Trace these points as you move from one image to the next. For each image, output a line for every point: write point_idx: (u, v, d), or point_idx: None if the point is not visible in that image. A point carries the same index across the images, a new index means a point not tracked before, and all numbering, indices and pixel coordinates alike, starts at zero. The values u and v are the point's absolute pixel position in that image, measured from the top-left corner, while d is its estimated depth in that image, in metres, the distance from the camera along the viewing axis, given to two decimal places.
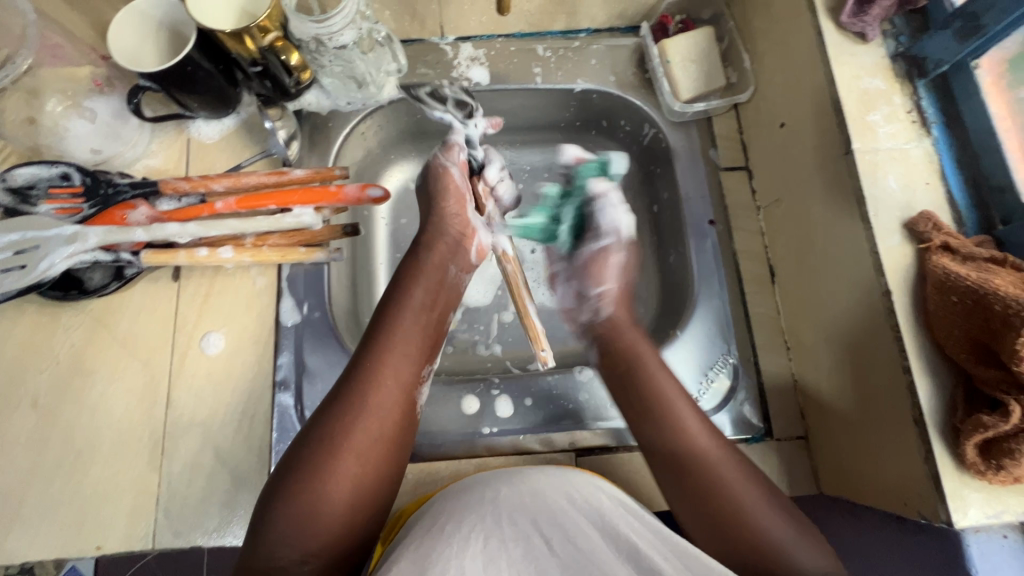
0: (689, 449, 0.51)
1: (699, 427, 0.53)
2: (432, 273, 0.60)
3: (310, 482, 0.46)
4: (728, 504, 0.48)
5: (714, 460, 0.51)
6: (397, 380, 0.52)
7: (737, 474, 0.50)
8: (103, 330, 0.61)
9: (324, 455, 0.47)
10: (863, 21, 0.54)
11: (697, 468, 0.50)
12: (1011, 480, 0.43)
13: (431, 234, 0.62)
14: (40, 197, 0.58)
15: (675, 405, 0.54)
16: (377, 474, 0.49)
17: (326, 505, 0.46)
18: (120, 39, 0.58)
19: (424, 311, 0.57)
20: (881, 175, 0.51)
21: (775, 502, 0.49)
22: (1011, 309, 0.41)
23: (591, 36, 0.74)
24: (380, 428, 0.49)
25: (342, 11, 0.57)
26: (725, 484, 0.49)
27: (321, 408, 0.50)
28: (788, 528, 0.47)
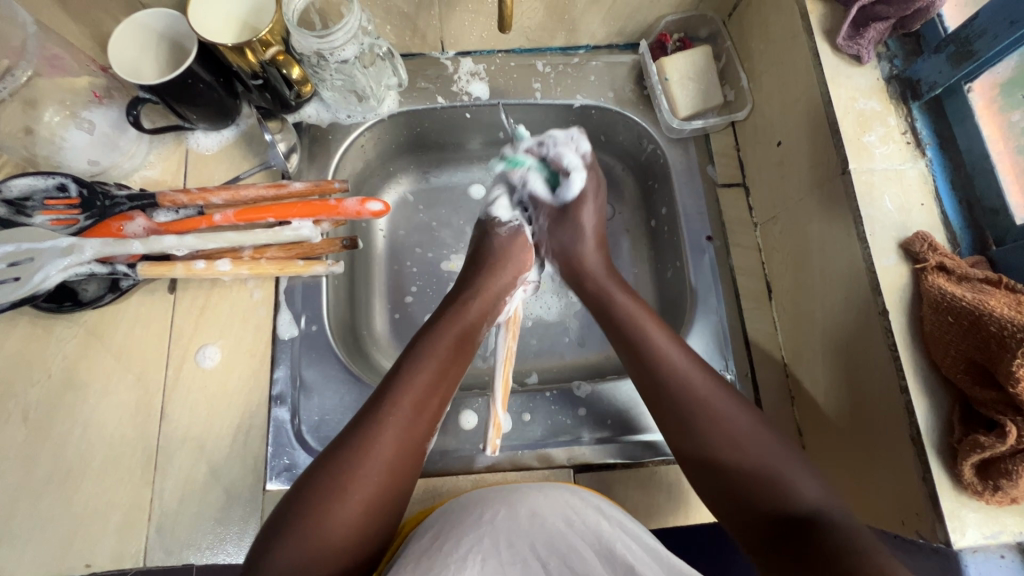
0: (686, 391, 0.53)
1: (700, 376, 0.54)
2: (460, 325, 0.59)
3: (318, 515, 0.45)
4: (726, 449, 0.50)
5: (713, 405, 0.52)
6: (417, 421, 0.52)
7: (738, 418, 0.52)
8: (97, 343, 0.60)
9: (334, 489, 0.46)
10: (858, 44, 0.55)
11: (694, 412, 0.52)
12: (1008, 501, 0.43)
13: (478, 284, 0.63)
14: (36, 208, 0.57)
15: (675, 361, 0.55)
16: (385, 504, 0.49)
17: (333, 541, 0.45)
18: (120, 49, 0.58)
19: (448, 362, 0.57)
20: (877, 196, 0.52)
21: (777, 444, 0.50)
22: (1007, 331, 0.42)
23: (590, 53, 0.75)
24: (394, 467, 0.49)
25: (344, 27, 0.57)
26: (721, 432, 0.51)
27: (335, 446, 0.50)
28: (788, 465, 0.49)
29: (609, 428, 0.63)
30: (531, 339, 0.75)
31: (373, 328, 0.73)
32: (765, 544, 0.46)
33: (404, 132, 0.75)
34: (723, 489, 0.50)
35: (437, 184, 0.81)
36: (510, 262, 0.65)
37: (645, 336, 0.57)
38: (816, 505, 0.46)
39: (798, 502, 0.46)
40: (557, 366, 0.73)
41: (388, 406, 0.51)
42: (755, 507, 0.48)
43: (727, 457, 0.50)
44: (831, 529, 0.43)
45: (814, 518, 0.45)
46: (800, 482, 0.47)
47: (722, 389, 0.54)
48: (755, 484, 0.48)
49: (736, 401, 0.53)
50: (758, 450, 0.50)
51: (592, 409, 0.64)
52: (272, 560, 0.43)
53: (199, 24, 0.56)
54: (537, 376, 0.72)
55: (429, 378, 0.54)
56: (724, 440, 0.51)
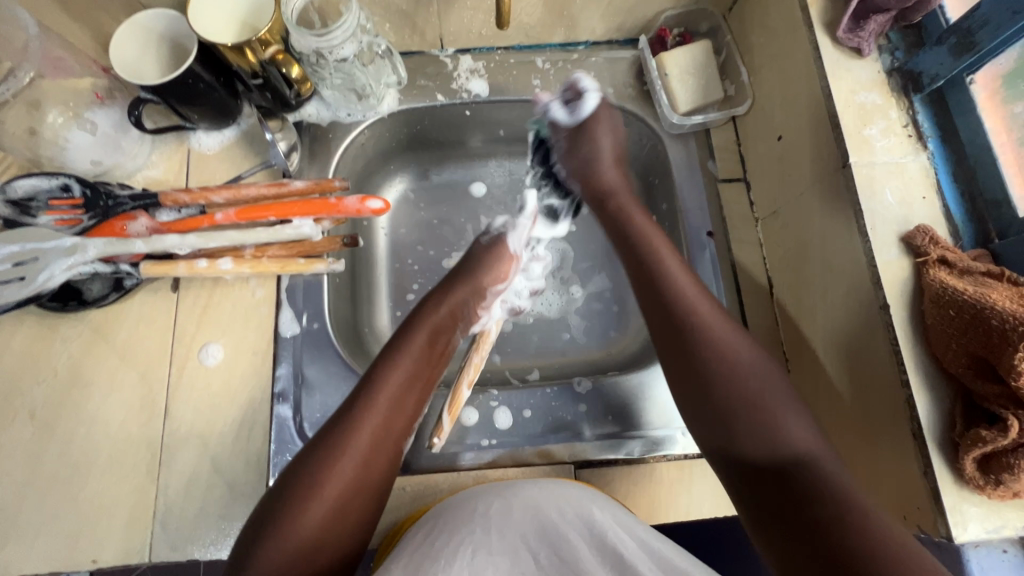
0: (694, 316, 0.54)
1: (708, 307, 0.55)
2: (433, 319, 0.60)
3: (289, 517, 0.45)
4: (723, 378, 0.51)
5: (715, 338, 0.53)
6: (393, 410, 0.53)
7: (741, 355, 0.52)
8: (100, 341, 0.61)
9: (304, 493, 0.46)
10: (858, 36, 0.55)
11: (693, 342, 0.53)
12: (1010, 495, 0.43)
13: (447, 288, 0.63)
14: (40, 209, 0.58)
15: (688, 299, 0.55)
16: (358, 505, 0.49)
17: (308, 529, 0.45)
18: (123, 51, 0.59)
19: (427, 355, 0.57)
20: (878, 189, 0.51)
21: (776, 385, 0.51)
22: (1008, 324, 0.41)
23: (590, 49, 0.75)
24: (370, 454, 0.50)
25: (343, 26, 0.57)
26: (721, 364, 0.52)
27: (315, 438, 0.50)
28: (781, 407, 0.49)
29: (610, 425, 0.63)
30: (532, 336, 0.75)
31: (375, 325, 0.73)
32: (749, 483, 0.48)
33: (404, 131, 0.75)
34: (709, 421, 0.51)
35: (438, 181, 0.81)
36: (480, 268, 0.64)
37: (660, 272, 0.58)
38: (804, 449, 0.47)
39: (785, 444, 0.47)
40: (559, 363, 0.73)
41: (358, 410, 0.51)
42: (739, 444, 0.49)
43: (720, 392, 0.51)
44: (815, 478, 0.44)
45: (799, 463, 0.46)
46: (793, 425, 0.48)
47: (731, 326, 0.54)
48: (746, 417, 0.49)
49: (740, 338, 0.53)
50: (755, 384, 0.51)
51: (593, 406, 0.64)
52: (254, 561, 0.44)
53: (198, 25, 0.57)
54: (539, 372, 0.72)
55: (401, 381, 0.54)
56: (721, 370, 0.52)
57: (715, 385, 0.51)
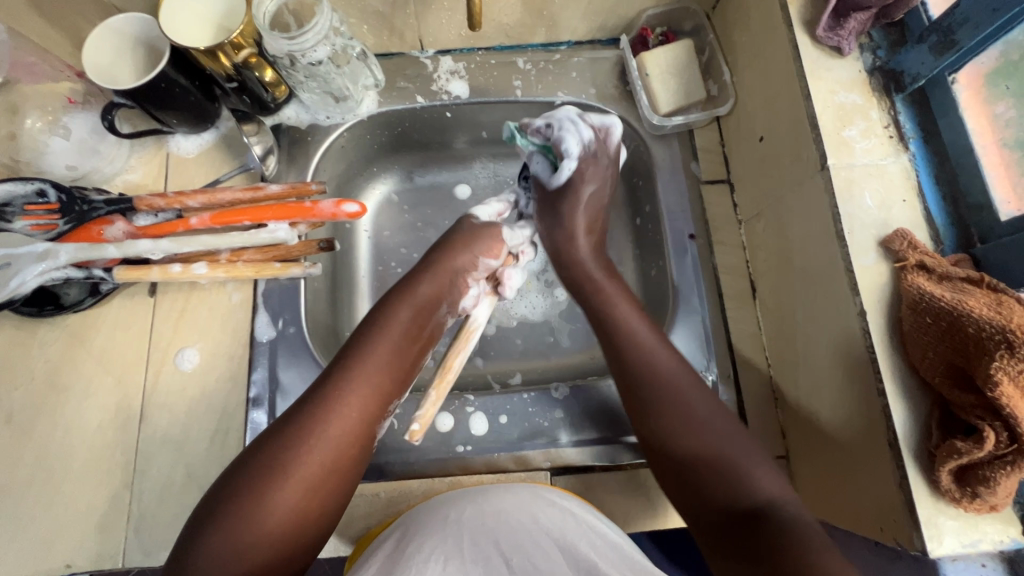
0: (656, 374, 0.54)
1: (671, 363, 0.55)
2: (422, 300, 0.59)
3: (255, 494, 0.45)
4: (690, 435, 0.50)
5: (678, 392, 0.53)
6: (366, 400, 0.51)
7: (705, 412, 0.51)
8: (78, 346, 0.59)
9: (272, 469, 0.46)
10: (838, 35, 0.53)
11: (660, 398, 0.53)
12: (987, 508, 0.41)
13: (440, 262, 0.61)
14: (15, 214, 0.57)
15: (643, 334, 0.56)
16: (329, 483, 0.48)
17: (269, 521, 0.44)
18: (95, 53, 0.59)
19: (406, 342, 0.56)
20: (857, 192, 0.50)
21: (739, 439, 0.50)
22: (984, 332, 0.41)
23: (572, 49, 0.74)
24: (337, 445, 0.49)
25: (313, 28, 0.56)
26: (684, 422, 0.51)
27: (278, 426, 0.49)
28: (745, 456, 0.49)
29: (587, 430, 0.62)
30: (515, 339, 0.74)
31: None
32: (714, 530, 0.46)
33: (385, 133, 0.75)
34: (677, 474, 0.50)
35: (422, 183, 0.80)
36: (469, 242, 0.63)
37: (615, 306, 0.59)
38: (770, 498, 0.46)
39: (751, 494, 0.46)
40: (540, 368, 0.72)
41: (335, 388, 0.51)
42: (703, 494, 0.48)
43: (686, 449, 0.50)
44: (781, 522, 0.43)
45: (762, 509, 0.45)
46: (759, 475, 0.47)
47: (693, 380, 0.54)
48: (713, 472, 0.48)
49: (703, 394, 0.53)
50: (719, 436, 0.50)
51: (570, 411, 0.63)
52: (205, 549, 0.42)
53: (171, 31, 0.56)
54: (520, 376, 0.72)
55: (377, 360, 0.54)
56: (688, 426, 0.51)
57: (681, 441, 0.51)
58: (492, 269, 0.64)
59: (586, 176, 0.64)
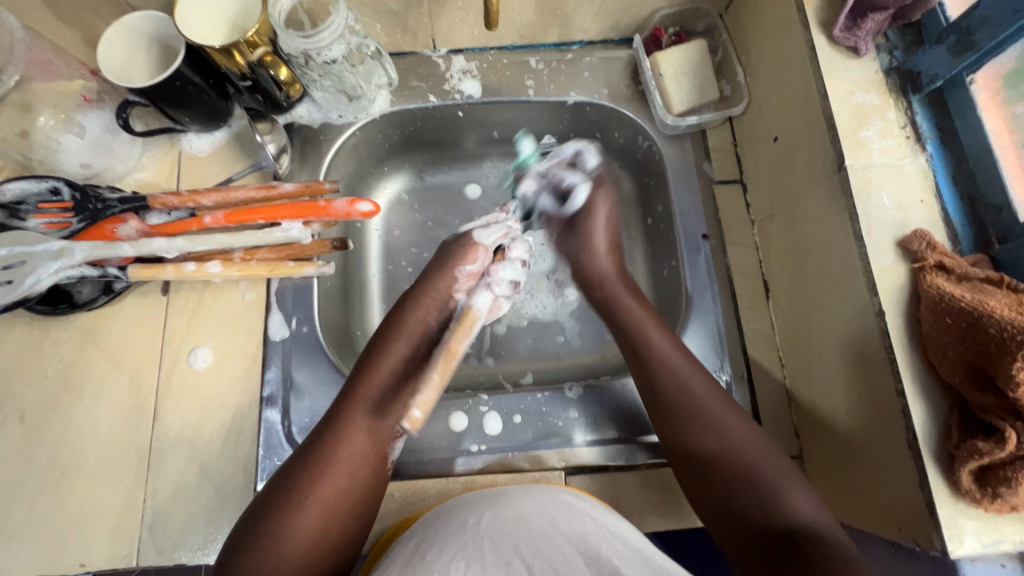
0: (688, 398, 0.54)
1: (703, 384, 0.55)
2: (416, 323, 0.59)
3: (273, 529, 0.47)
4: (725, 456, 0.51)
5: (710, 413, 0.53)
6: (373, 424, 0.53)
7: (738, 433, 0.52)
8: (91, 344, 0.61)
9: (286, 504, 0.48)
10: (856, 35, 0.53)
11: (693, 421, 0.53)
12: (1008, 509, 0.41)
13: (422, 284, 0.62)
14: (30, 212, 0.58)
15: (671, 361, 0.56)
16: (351, 513, 0.50)
17: (293, 544, 0.47)
18: (109, 52, 0.58)
19: (408, 363, 0.57)
20: (875, 192, 0.50)
21: (774, 460, 0.50)
22: (1006, 333, 0.40)
23: (584, 48, 0.74)
24: (353, 467, 0.51)
25: (331, 27, 0.57)
26: (717, 445, 0.52)
27: (295, 456, 0.52)
28: (780, 476, 0.49)
29: (602, 430, 0.62)
30: (526, 339, 0.74)
31: (368, 327, 0.73)
32: (752, 554, 0.47)
33: (397, 132, 0.75)
34: (713, 497, 0.51)
35: (433, 183, 0.80)
36: (445, 258, 0.63)
37: (644, 332, 0.59)
38: (807, 520, 0.47)
39: (787, 517, 0.47)
40: (552, 367, 0.72)
41: (340, 415, 0.53)
42: (738, 516, 0.49)
43: (721, 471, 0.51)
44: (818, 546, 0.44)
45: (798, 531, 0.46)
46: (795, 496, 0.48)
47: (725, 402, 0.54)
48: (749, 494, 0.49)
49: (736, 416, 0.53)
50: (754, 457, 0.51)
51: (584, 411, 0.63)
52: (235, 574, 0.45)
53: (184, 27, 0.56)
54: (532, 376, 0.72)
55: (375, 390, 0.54)
56: (721, 447, 0.52)
57: (715, 467, 0.51)
58: (474, 273, 0.63)
59: (597, 201, 0.68)
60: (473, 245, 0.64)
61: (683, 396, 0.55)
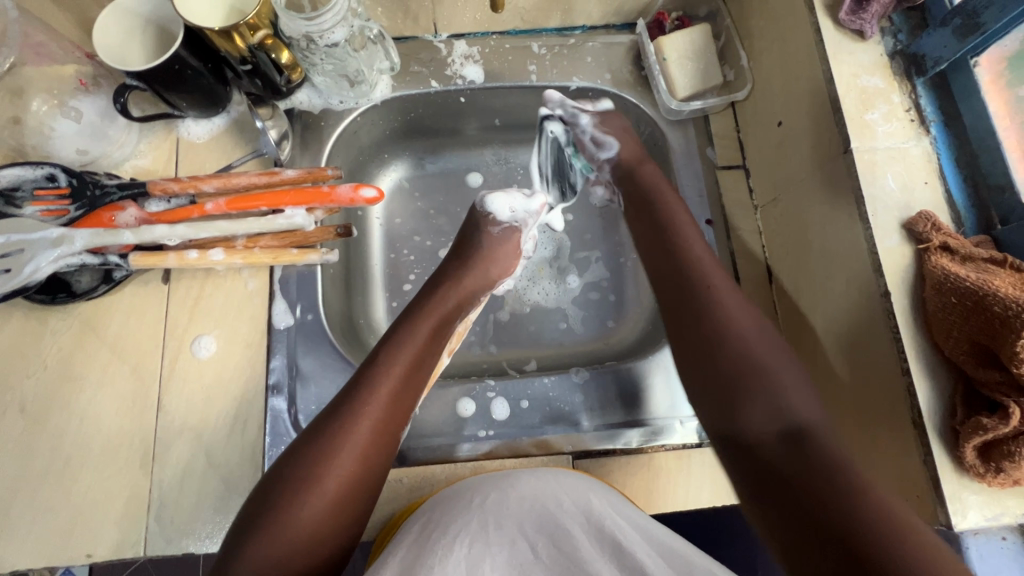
0: (704, 287, 0.55)
1: (718, 277, 0.56)
2: (441, 305, 0.60)
3: (288, 506, 0.45)
4: (737, 354, 0.51)
5: (728, 308, 0.54)
6: (392, 403, 0.52)
7: (753, 328, 0.52)
8: (91, 334, 0.60)
9: (302, 483, 0.46)
10: (861, 18, 0.54)
11: (707, 306, 0.54)
12: (1010, 483, 0.43)
13: (455, 275, 0.63)
14: (26, 199, 0.57)
15: (693, 248, 0.58)
16: (362, 493, 0.49)
17: (303, 528, 0.45)
18: (105, 35, 0.57)
19: (428, 347, 0.57)
20: (880, 174, 0.51)
21: (785, 362, 0.50)
22: (1010, 311, 0.41)
23: (587, 33, 0.73)
24: (366, 427, 0.49)
25: (333, 9, 0.56)
26: (734, 337, 0.52)
27: (302, 438, 0.49)
28: (784, 380, 0.49)
29: (608, 413, 0.63)
30: (529, 326, 0.74)
31: (371, 316, 0.73)
32: (740, 447, 0.48)
33: (398, 118, 0.74)
34: (716, 392, 0.51)
35: (433, 170, 0.80)
36: (491, 259, 0.65)
37: (671, 228, 0.60)
38: (808, 422, 0.46)
39: (790, 414, 0.47)
40: (557, 355, 0.72)
41: (357, 395, 0.51)
42: (743, 420, 0.48)
43: (730, 360, 0.51)
44: (819, 446, 0.44)
45: (805, 432, 0.45)
46: (796, 399, 0.48)
47: (738, 295, 0.55)
48: (750, 385, 0.49)
49: (750, 310, 0.54)
50: (764, 356, 0.51)
51: (591, 395, 0.63)
52: (241, 558, 0.43)
53: (192, 20, 0.54)
54: (536, 363, 0.72)
55: (402, 370, 0.53)
56: (742, 352, 0.51)
57: (726, 354, 0.51)
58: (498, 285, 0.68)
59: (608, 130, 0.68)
60: (517, 245, 0.67)
61: (697, 269, 0.57)
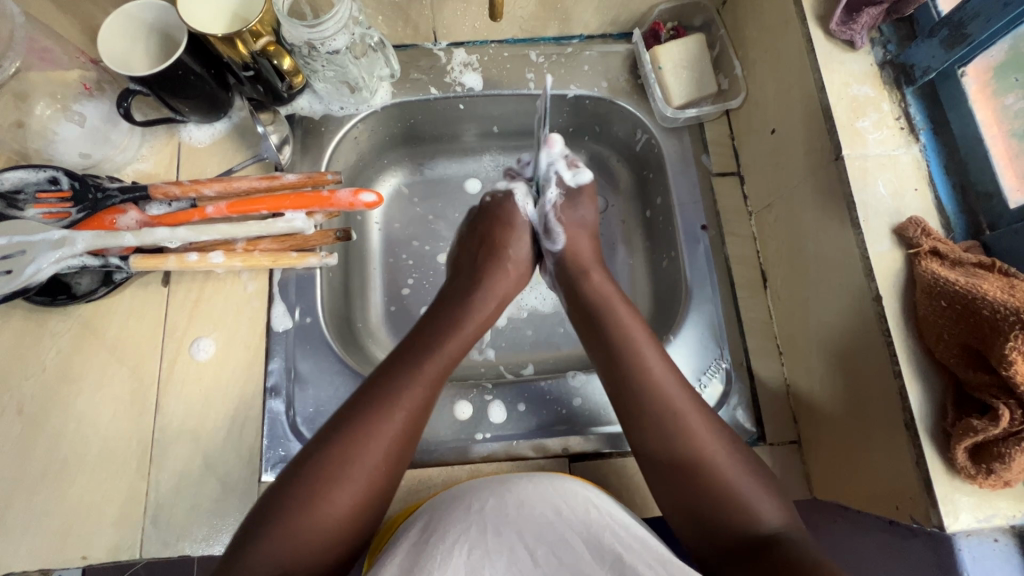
0: (649, 391, 0.53)
1: (661, 372, 0.54)
2: (474, 307, 0.62)
3: (318, 492, 0.45)
4: (693, 459, 0.50)
5: (677, 408, 0.52)
6: (427, 398, 0.52)
7: (700, 425, 0.51)
8: (90, 336, 0.60)
9: (333, 470, 0.46)
10: (852, 29, 0.55)
11: (655, 410, 0.52)
12: (1001, 484, 0.43)
13: (482, 276, 0.64)
14: (28, 201, 0.58)
15: (634, 339, 0.56)
16: (386, 484, 0.49)
17: (329, 516, 0.45)
18: (110, 39, 0.58)
19: (462, 346, 0.58)
20: (871, 181, 0.52)
21: (741, 463, 0.50)
22: (999, 315, 0.42)
23: (584, 43, 0.75)
24: (401, 419, 0.50)
25: (334, 17, 0.57)
26: (683, 441, 0.50)
27: (334, 423, 0.49)
28: (745, 483, 0.49)
29: (602, 418, 0.63)
30: (527, 330, 0.75)
31: (369, 320, 0.73)
32: (714, 552, 0.47)
33: (398, 124, 0.75)
34: (684, 511, 0.49)
35: (433, 176, 0.81)
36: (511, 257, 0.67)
37: (609, 313, 0.59)
38: (777, 528, 0.46)
39: (758, 526, 0.47)
40: (554, 359, 0.73)
41: (394, 386, 0.51)
42: (715, 532, 0.48)
43: (689, 473, 0.49)
44: (791, 551, 0.44)
45: (775, 539, 0.45)
46: (761, 505, 0.48)
47: (685, 391, 0.53)
48: (710, 493, 0.48)
49: (695, 406, 0.53)
50: (718, 461, 0.50)
51: (588, 398, 0.64)
52: (261, 545, 0.43)
53: (196, 27, 0.55)
54: (533, 367, 0.72)
55: (439, 367, 0.54)
56: (691, 454, 0.50)
57: (683, 459, 0.50)
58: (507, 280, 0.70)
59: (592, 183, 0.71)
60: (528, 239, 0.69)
61: (640, 369, 0.54)
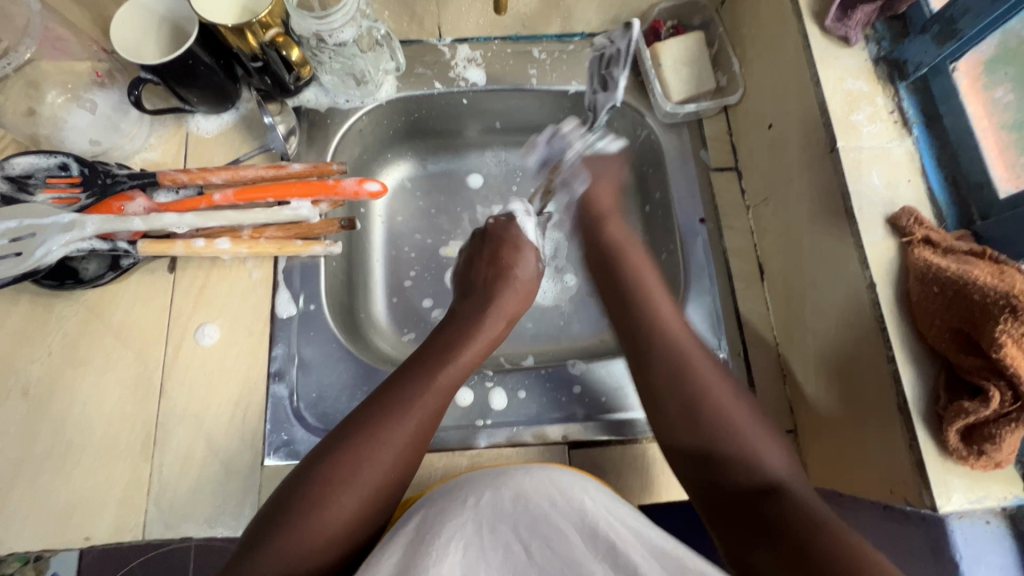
0: (672, 348, 0.57)
1: (680, 332, 0.58)
2: (484, 323, 0.63)
3: (322, 497, 0.46)
4: (707, 412, 0.52)
5: (695, 364, 0.55)
6: (434, 410, 0.53)
7: (717, 380, 0.54)
8: (96, 320, 0.61)
9: (339, 475, 0.47)
10: (846, 25, 0.57)
11: (678, 365, 0.55)
12: (992, 465, 0.44)
13: (492, 294, 0.66)
14: (38, 186, 0.58)
15: (654, 295, 0.61)
16: (390, 492, 0.49)
17: (332, 522, 0.46)
18: (123, 30, 0.59)
19: (471, 362, 0.59)
20: (865, 172, 0.53)
21: (756, 420, 0.52)
22: (988, 300, 0.43)
23: (586, 40, 0.76)
24: (408, 429, 0.51)
25: (342, 10, 0.58)
26: (699, 390, 0.53)
27: (344, 429, 0.51)
28: (756, 437, 0.51)
29: (602, 405, 0.64)
30: (527, 322, 0.76)
31: (372, 310, 0.74)
32: (714, 509, 0.48)
33: (402, 118, 0.76)
34: (692, 466, 0.51)
35: (436, 170, 0.82)
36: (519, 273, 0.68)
37: (638, 279, 0.63)
38: (779, 479, 0.48)
39: (763, 474, 0.48)
40: (554, 351, 0.74)
41: (405, 396, 0.53)
42: (721, 483, 0.49)
43: (705, 423, 0.52)
44: (790, 500, 0.45)
45: (775, 488, 0.47)
46: (766, 455, 0.50)
47: (704, 353, 0.57)
48: (721, 443, 0.50)
49: (715, 365, 0.56)
50: (733, 413, 0.52)
51: (588, 386, 0.64)
52: (264, 545, 0.44)
53: (206, 16, 0.56)
54: (533, 358, 0.73)
55: (449, 381, 0.56)
56: (709, 407, 0.52)
57: (700, 411, 0.52)
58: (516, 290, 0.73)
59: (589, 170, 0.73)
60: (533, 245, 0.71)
61: (663, 330, 0.58)
